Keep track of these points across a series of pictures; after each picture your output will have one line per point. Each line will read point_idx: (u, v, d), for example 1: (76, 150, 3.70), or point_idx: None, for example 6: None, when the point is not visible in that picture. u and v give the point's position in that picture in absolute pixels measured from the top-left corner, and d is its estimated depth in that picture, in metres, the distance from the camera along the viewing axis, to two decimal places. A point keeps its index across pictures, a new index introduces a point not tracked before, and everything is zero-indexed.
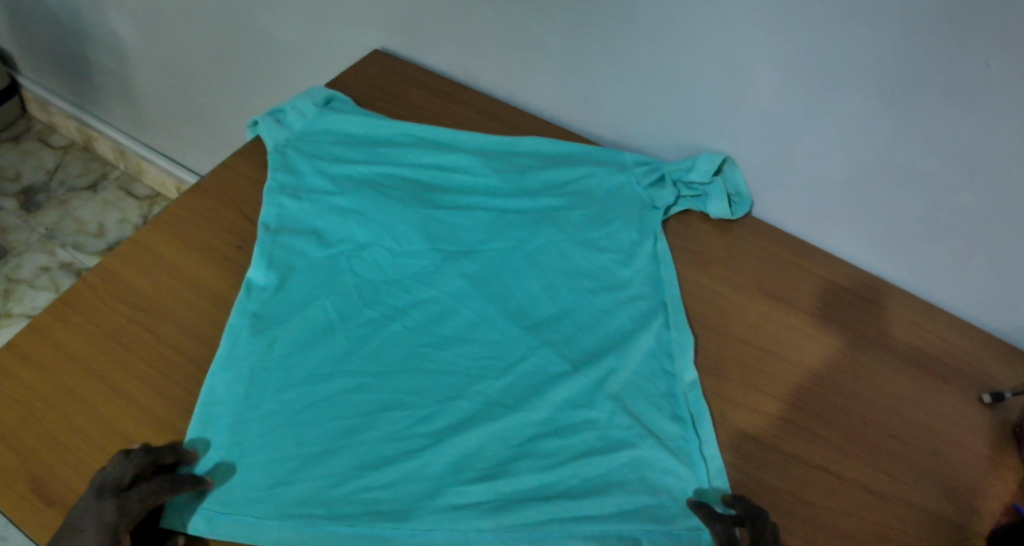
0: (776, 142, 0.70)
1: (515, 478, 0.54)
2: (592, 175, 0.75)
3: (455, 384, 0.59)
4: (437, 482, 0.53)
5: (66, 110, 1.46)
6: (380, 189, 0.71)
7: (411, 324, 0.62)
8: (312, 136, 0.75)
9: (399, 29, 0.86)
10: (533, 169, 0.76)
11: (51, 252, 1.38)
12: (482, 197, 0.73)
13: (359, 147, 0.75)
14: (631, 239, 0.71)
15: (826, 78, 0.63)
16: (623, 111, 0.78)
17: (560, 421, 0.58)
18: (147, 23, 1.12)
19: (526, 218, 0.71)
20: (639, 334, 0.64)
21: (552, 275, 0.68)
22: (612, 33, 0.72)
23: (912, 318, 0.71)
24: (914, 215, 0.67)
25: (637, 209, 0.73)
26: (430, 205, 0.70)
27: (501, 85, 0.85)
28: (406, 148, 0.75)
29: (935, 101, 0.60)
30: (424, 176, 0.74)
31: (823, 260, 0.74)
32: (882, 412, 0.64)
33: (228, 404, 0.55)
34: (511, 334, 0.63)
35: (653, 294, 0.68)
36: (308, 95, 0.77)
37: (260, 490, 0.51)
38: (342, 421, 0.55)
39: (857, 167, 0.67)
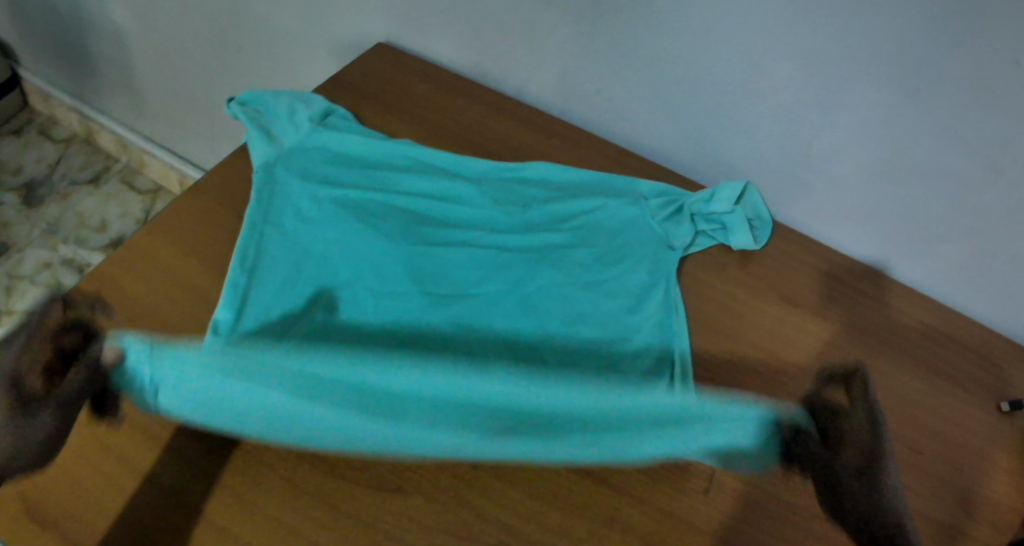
0: (791, 139, 0.68)
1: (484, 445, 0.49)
2: (601, 207, 0.70)
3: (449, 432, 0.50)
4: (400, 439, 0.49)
5: (67, 102, 1.44)
6: (368, 221, 0.66)
7: None
8: (303, 152, 0.70)
9: (402, 21, 0.84)
10: (536, 202, 0.70)
11: (52, 247, 1.37)
12: (477, 231, 0.68)
13: (348, 168, 0.70)
14: (641, 280, 0.66)
15: (847, 73, 0.61)
16: (634, 106, 0.75)
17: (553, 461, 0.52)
18: (147, 13, 1.10)
19: (525, 259, 0.66)
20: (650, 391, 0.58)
21: (549, 323, 0.62)
22: (621, 25, 0.69)
23: (929, 321, 0.69)
24: (936, 215, 0.65)
25: (651, 247, 0.68)
26: (420, 240, 0.66)
27: (507, 77, 0.82)
28: (401, 172, 0.71)
29: (962, 100, 0.57)
30: (416, 204, 0.69)
31: (837, 261, 0.72)
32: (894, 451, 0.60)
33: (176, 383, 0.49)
34: None
35: (662, 348, 0.61)
36: (303, 107, 0.73)
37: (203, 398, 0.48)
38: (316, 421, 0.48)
39: (877, 166, 0.65)
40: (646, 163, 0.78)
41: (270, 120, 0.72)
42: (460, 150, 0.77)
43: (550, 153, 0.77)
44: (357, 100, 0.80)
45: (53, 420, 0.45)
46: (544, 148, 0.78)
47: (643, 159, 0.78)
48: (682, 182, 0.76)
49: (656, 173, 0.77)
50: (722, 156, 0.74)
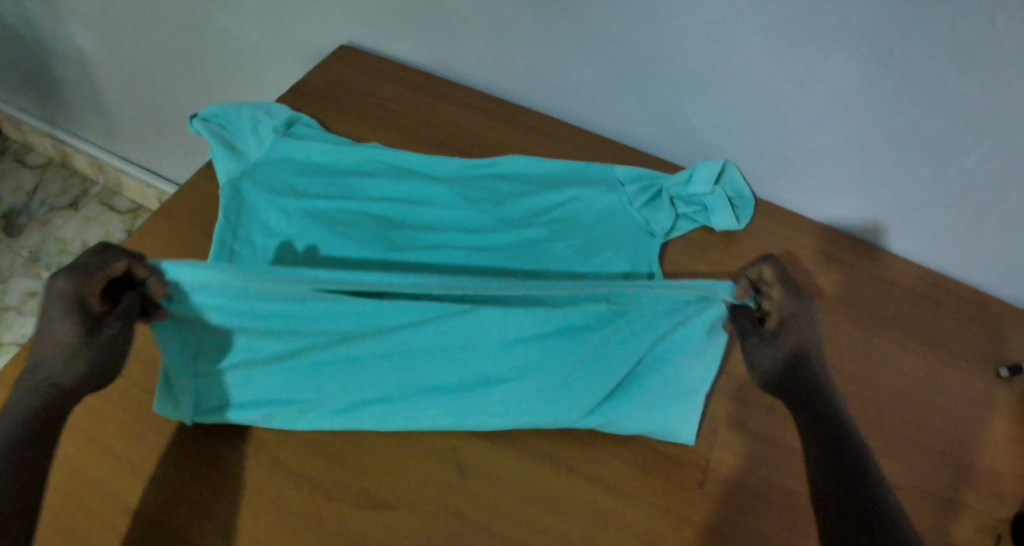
0: (768, 114, 0.66)
1: (494, 349, 0.56)
2: (578, 198, 0.68)
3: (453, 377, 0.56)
4: (414, 360, 0.55)
5: (39, 127, 1.42)
6: (340, 230, 0.64)
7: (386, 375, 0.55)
8: (269, 165, 0.68)
9: (363, 22, 0.82)
10: (511, 197, 0.68)
11: (37, 276, 1.35)
12: (451, 233, 0.66)
13: (317, 177, 0.68)
14: (624, 270, 0.64)
15: (818, 42, 0.59)
16: (605, 92, 0.74)
17: (556, 388, 0.56)
18: (109, 32, 1.08)
19: (504, 258, 0.64)
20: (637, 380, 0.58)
21: None
22: (586, 10, 0.67)
23: (920, 291, 0.67)
24: (919, 182, 0.63)
25: (632, 236, 0.66)
26: (394, 246, 0.64)
27: (476, 72, 0.80)
28: (370, 178, 0.69)
29: (938, 62, 0.55)
30: (389, 210, 0.67)
31: (824, 236, 0.71)
32: (891, 426, 0.59)
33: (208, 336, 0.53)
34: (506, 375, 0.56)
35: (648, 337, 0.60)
36: (267, 118, 0.71)
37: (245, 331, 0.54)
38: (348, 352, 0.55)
39: (856, 136, 0.63)
40: (623, 150, 0.76)
41: (234, 134, 0.70)
42: (433, 150, 0.75)
43: (524, 147, 0.76)
44: (324, 107, 0.78)
45: (117, 334, 0.48)
46: (518, 142, 0.76)
47: (620, 146, 0.77)
48: (661, 167, 0.75)
49: (634, 160, 0.75)
50: (699, 138, 0.72)
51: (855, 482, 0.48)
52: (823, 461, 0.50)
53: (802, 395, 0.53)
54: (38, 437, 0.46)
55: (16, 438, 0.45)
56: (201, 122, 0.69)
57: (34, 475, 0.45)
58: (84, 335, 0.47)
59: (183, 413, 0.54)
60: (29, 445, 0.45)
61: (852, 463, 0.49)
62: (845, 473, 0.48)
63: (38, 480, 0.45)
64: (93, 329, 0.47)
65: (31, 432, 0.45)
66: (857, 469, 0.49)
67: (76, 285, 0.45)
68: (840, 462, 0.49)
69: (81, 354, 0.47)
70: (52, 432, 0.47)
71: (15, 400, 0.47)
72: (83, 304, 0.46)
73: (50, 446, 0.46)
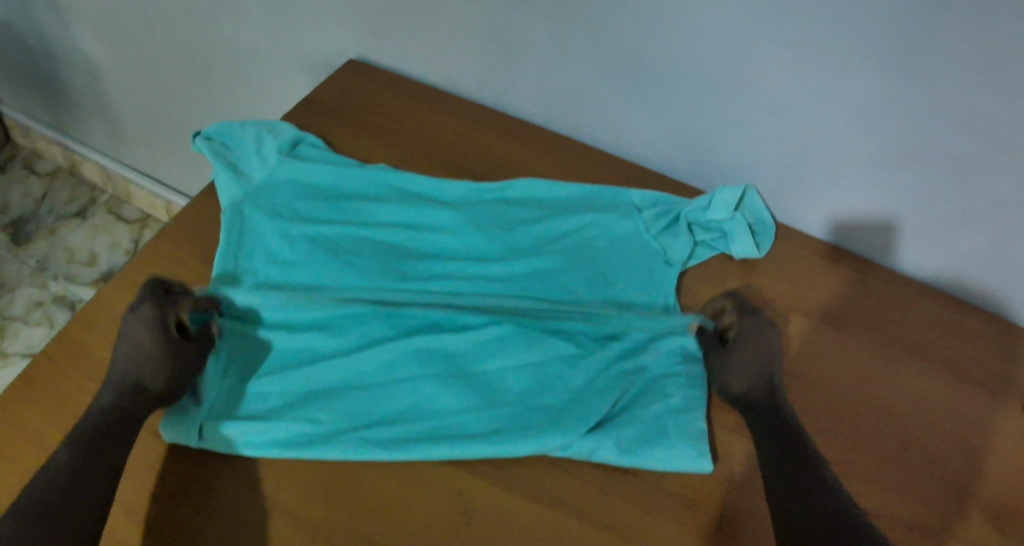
0: (791, 134, 0.63)
1: (494, 372, 0.56)
2: (592, 224, 0.66)
3: (455, 398, 0.54)
4: (416, 379, 0.55)
5: (48, 134, 1.41)
6: (344, 258, 0.62)
7: (384, 397, 0.54)
8: (273, 188, 0.67)
9: (370, 36, 0.80)
10: (522, 223, 0.66)
11: (43, 285, 1.34)
12: (460, 261, 0.63)
13: (321, 200, 0.66)
14: (639, 302, 0.62)
15: (844, 59, 0.56)
16: (617, 112, 0.71)
17: (563, 402, 0.55)
18: (117, 41, 1.06)
19: (514, 287, 0.61)
20: (642, 402, 0.55)
21: (539, 360, 0.57)
22: (599, 25, 0.65)
23: (947, 320, 0.64)
24: (947, 205, 0.60)
25: (647, 264, 0.64)
26: (398, 276, 0.61)
27: (484, 89, 0.78)
28: (376, 202, 0.66)
29: (970, 80, 0.53)
30: (396, 237, 0.64)
31: (846, 262, 0.68)
32: (920, 464, 0.56)
33: (238, 343, 0.57)
34: (509, 397, 0.55)
35: (657, 370, 0.57)
36: (271, 138, 0.69)
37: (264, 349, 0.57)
38: (353, 370, 0.56)
39: (881, 157, 0.60)
40: (637, 171, 0.74)
41: (238, 154, 0.68)
42: (441, 169, 0.73)
43: (536, 167, 0.73)
44: (329, 123, 0.76)
45: (196, 357, 0.54)
46: (528, 162, 0.74)
47: (634, 166, 0.74)
48: (677, 189, 0.72)
49: (648, 182, 0.73)
50: (716, 159, 0.69)
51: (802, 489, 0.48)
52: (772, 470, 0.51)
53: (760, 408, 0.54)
54: (117, 433, 0.49)
55: (82, 457, 0.47)
56: (204, 142, 0.67)
57: (102, 490, 0.46)
58: (172, 354, 0.52)
59: (189, 425, 0.52)
60: (96, 462, 0.47)
61: (800, 471, 0.50)
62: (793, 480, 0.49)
63: (107, 495, 0.46)
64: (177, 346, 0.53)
65: (96, 452, 0.48)
66: (805, 486, 0.49)
67: (160, 308, 0.53)
68: (789, 469, 0.50)
69: (164, 370, 0.52)
70: (120, 451, 0.49)
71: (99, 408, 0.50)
72: (167, 324, 0.52)
73: (115, 464, 0.48)
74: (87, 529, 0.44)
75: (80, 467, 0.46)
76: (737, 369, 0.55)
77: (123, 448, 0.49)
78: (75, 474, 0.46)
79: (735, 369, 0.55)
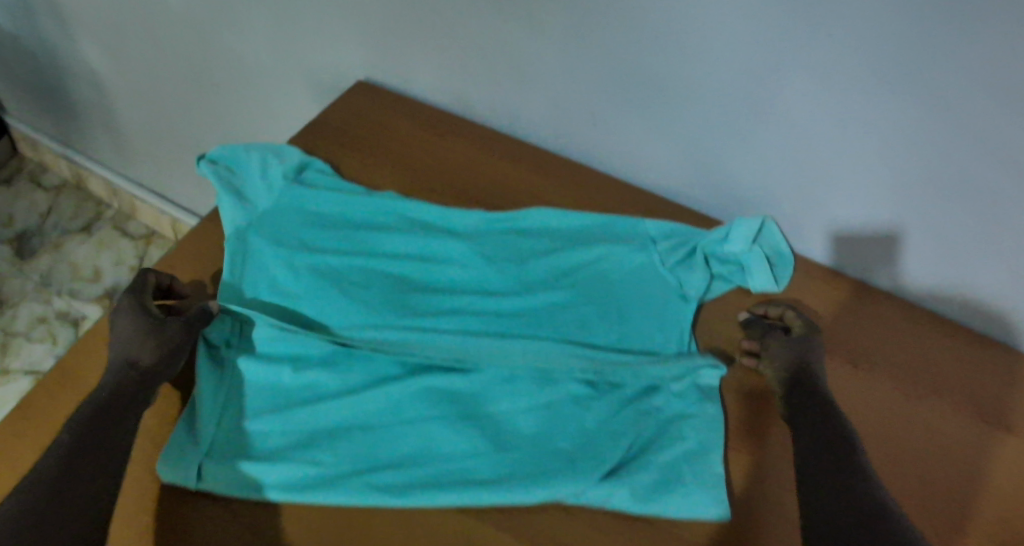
0: (812, 164, 0.61)
1: (503, 414, 0.54)
2: (605, 256, 0.64)
3: (462, 442, 0.52)
4: (423, 420, 0.53)
5: (55, 149, 1.40)
6: (350, 290, 0.60)
7: (388, 439, 0.52)
8: (278, 214, 0.65)
9: (379, 58, 0.78)
10: (533, 255, 0.64)
11: (47, 301, 1.33)
12: (469, 295, 0.61)
13: (327, 230, 0.65)
14: (653, 339, 0.59)
15: (869, 89, 0.54)
16: (630, 137, 0.69)
17: (576, 445, 0.52)
18: (123, 58, 1.06)
19: (524, 324, 0.59)
20: (655, 447, 0.53)
21: (550, 402, 0.54)
22: (613, 50, 0.63)
23: (975, 357, 0.61)
24: (975, 238, 0.58)
25: (662, 299, 0.61)
26: (405, 311, 0.59)
27: (495, 112, 0.76)
28: (384, 232, 0.65)
29: (1002, 111, 0.50)
30: (403, 269, 0.63)
31: (867, 297, 0.65)
32: (949, 511, 0.53)
33: (238, 380, 0.55)
34: (518, 441, 0.52)
35: (670, 412, 0.55)
36: (276, 162, 0.67)
37: (266, 385, 0.55)
38: (355, 410, 0.53)
39: (906, 188, 0.58)
40: (651, 199, 0.72)
41: (242, 179, 0.66)
42: (450, 196, 0.71)
43: (548, 196, 0.71)
44: (337, 147, 0.74)
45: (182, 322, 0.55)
46: (539, 189, 0.72)
47: (648, 195, 0.72)
48: (691, 218, 0.70)
49: (662, 210, 0.71)
50: (733, 188, 0.67)
51: (828, 483, 0.47)
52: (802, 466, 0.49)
53: (796, 398, 0.54)
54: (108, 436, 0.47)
55: (71, 457, 0.45)
56: (209, 166, 0.66)
57: (93, 490, 0.44)
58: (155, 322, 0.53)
59: (186, 465, 0.49)
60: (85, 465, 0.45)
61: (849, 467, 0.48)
62: (820, 476, 0.48)
63: (100, 495, 0.44)
64: (174, 327, 0.54)
65: (88, 451, 0.46)
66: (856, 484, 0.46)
67: (135, 292, 0.55)
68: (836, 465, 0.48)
69: (167, 352, 0.53)
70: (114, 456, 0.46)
71: (89, 410, 0.48)
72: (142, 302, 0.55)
73: (109, 467, 0.46)
74: (79, 529, 0.42)
75: (67, 465, 0.44)
76: (774, 346, 0.57)
77: (118, 446, 0.47)
78: (67, 474, 0.44)
79: (770, 349, 0.57)
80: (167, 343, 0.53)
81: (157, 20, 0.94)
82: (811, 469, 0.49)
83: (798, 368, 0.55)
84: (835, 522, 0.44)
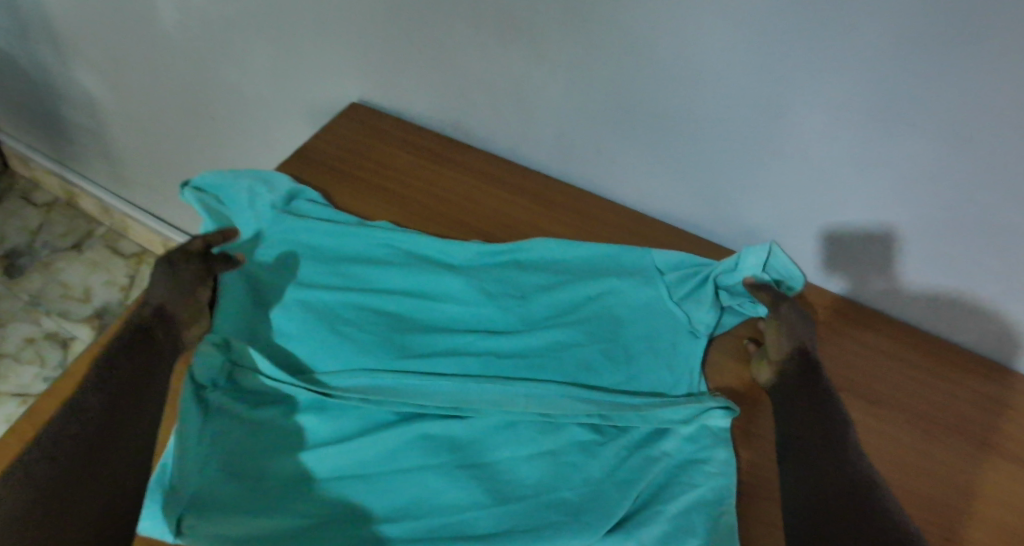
0: (826, 197, 0.59)
1: (503, 464, 0.51)
2: (610, 291, 0.61)
3: (460, 494, 0.49)
4: (420, 469, 0.51)
5: (45, 166, 1.37)
6: (343, 329, 0.58)
7: (382, 491, 0.50)
8: (268, 249, 0.63)
9: (376, 81, 0.76)
10: (534, 290, 0.61)
11: (36, 321, 1.30)
12: (467, 334, 0.58)
13: (319, 265, 0.62)
14: (660, 380, 0.57)
15: (890, 122, 0.52)
16: (636, 165, 0.67)
17: (579, 496, 0.50)
18: (114, 77, 1.03)
19: (525, 365, 0.57)
20: (664, 497, 0.50)
21: (553, 450, 0.52)
22: (620, 77, 0.60)
23: (995, 396, 0.59)
24: (999, 275, 0.55)
25: (669, 336, 0.59)
26: (400, 352, 0.57)
27: (495, 137, 0.73)
28: (380, 266, 0.62)
29: None
30: (399, 305, 0.60)
31: (885, 331, 0.62)
32: None
33: (225, 425, 0.52)
34: (519, 492, 0.50)
35: (679, 457, 0.52)
36: (265, 192, 0.65)
37: (254, 432, 0.52)
38: (348, 459, 0.51)
39: (926, 222, 0.55)
40: (656, 228, 0.69)
41: (231, 210, 0.64)
42: (447, 227, 0.68)
43: (549, 227, 0.69)
44: (330, 176, 0.72)
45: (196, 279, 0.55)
46: (541, 219, 0.69)
47: (654, 224, 0.69)
48: (699, 248, 0.68)
49: (668, 240, 0.68)
50: (743, 218, 0.65)
51: (808, 462, 0.48)
52: (784, 443, 0.50)
53: (793, 372, 0.54)
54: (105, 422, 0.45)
55: (74, 451, 0.43)
56: (195, 195, 0.64)
57: (96, 484, 0.43)
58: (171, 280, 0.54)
59: (169, 518, 0.46)
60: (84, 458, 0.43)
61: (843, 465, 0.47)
62: (802, 453, 0.49)
63: (106, 496, 0.43)
64: (186, 270, 0.55)
65: (91, 442, 0.44)
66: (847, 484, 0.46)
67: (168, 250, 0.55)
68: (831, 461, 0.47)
69: (178, 297, 0.54)
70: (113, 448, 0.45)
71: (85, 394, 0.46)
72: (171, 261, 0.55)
73: (112, 460, 0.44)
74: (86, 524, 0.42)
75: (65, 456, 0.43)
76: (788, 314, 0.57)
77: (124, 435, 0.45)
78: (68, 468, 0.42)
79: (781, 317, 0.57)
80: (178, 286, 0.54)
81: (148, 41, 0.92)
82: (793, 446, 0.49)
83: (802, 345, 0.56)
84: (807, 500, 0.45)
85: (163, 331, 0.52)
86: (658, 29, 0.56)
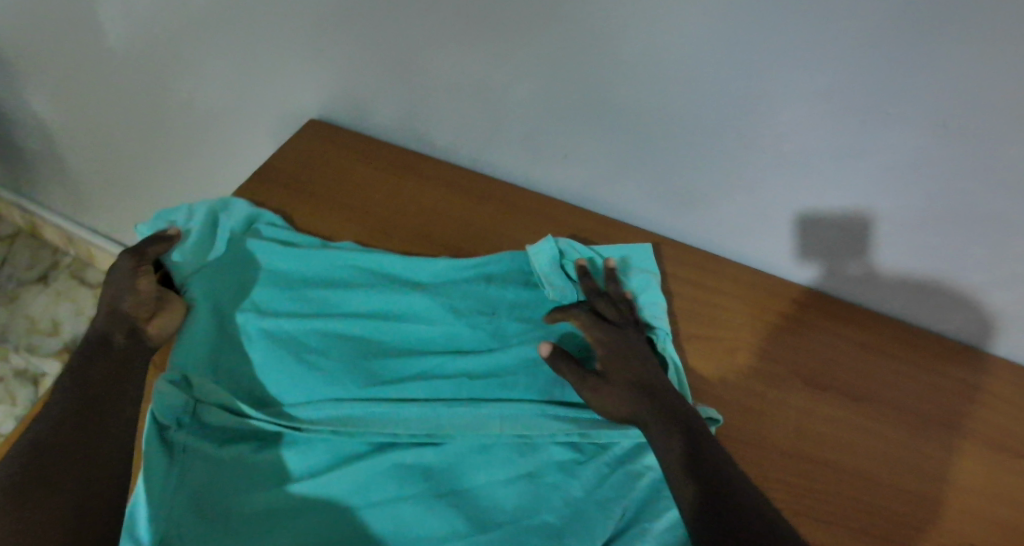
0: (801, 192, 0.57)
1: (480, 490, 0.49)
2: None
3: (438, 525, 0.48)
4: (395, 500, 0.49)
5: (6, 197, 1.33)
6: (308, 357, 0.56)
7: (359, 526, 0.48)
8: (229, 273, 0.60)
9: (337, 94, 0.74)
10: (506, 306, 0.60)
11: (4, 358, 1.26)
12: (439, 354, 0.56)
13: (283, 291, 0.60)
14: None
15: (863, 115, 0.50)
16: (606, 167, 0.65)
17: (563, 518, 0.48)
18: (70, 103, 1.00)
19: (501, 383, 0.55)
20: (650, 513, 0.48)
21: (532, 472, 0.50)
22: (585, 79, 0.59)
23: (979, 384, 0.57)
24: (978, 261, 0.54)
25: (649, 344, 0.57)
26: (371, 379, 0.55)
27: (461, 147, 0.72)
28: (345, 288, 0.60)
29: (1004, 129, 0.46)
30: (367, 329, 0.58)
31: (866, 325, 0.61)
32: None
33: (190, 463, 0.50)
34: (500, 519, 0.48)
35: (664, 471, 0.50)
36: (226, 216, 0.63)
37: (222, 470, 0.50)
38: (321, 495, 0.49)
39: (903, 213, 0.54)
40: (630, 232, 0.68)
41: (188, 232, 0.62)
42: (414, 244, 0.66)
43: (521, 238, 0.67)
44: (293, 197, 0.70)
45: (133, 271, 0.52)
46: (510, 230, 0.68)
47: (629, 230, 0.68)
48: (674, 251, 0.66)
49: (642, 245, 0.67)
50: (717, 217, 0.63)
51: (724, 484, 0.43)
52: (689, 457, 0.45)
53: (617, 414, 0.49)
54: (72, 431, 0.44)
55: (43, 465, 0.42)
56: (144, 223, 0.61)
57: (73, 483, 0.42)
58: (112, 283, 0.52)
59: None
60: (62, 467, 0.42)
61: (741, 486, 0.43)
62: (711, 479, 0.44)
63: (92, 486, 0.43)
64: (123, 263, 0.52)
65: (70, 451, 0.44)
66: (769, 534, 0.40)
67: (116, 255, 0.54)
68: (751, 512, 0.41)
69: (126, 291, 0.52)
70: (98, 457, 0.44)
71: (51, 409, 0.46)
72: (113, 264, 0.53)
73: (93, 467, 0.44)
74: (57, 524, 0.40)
75: (29, 471, 0.42)
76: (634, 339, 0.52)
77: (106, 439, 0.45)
78: (41, 480, 0.41)
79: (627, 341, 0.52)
80: (120, 284, 0.52)
81: (100, 61, 0.88)
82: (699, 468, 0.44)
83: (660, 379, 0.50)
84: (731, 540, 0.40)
85: (124, 333, 0.51)
86: (621, 28, 0.54)
